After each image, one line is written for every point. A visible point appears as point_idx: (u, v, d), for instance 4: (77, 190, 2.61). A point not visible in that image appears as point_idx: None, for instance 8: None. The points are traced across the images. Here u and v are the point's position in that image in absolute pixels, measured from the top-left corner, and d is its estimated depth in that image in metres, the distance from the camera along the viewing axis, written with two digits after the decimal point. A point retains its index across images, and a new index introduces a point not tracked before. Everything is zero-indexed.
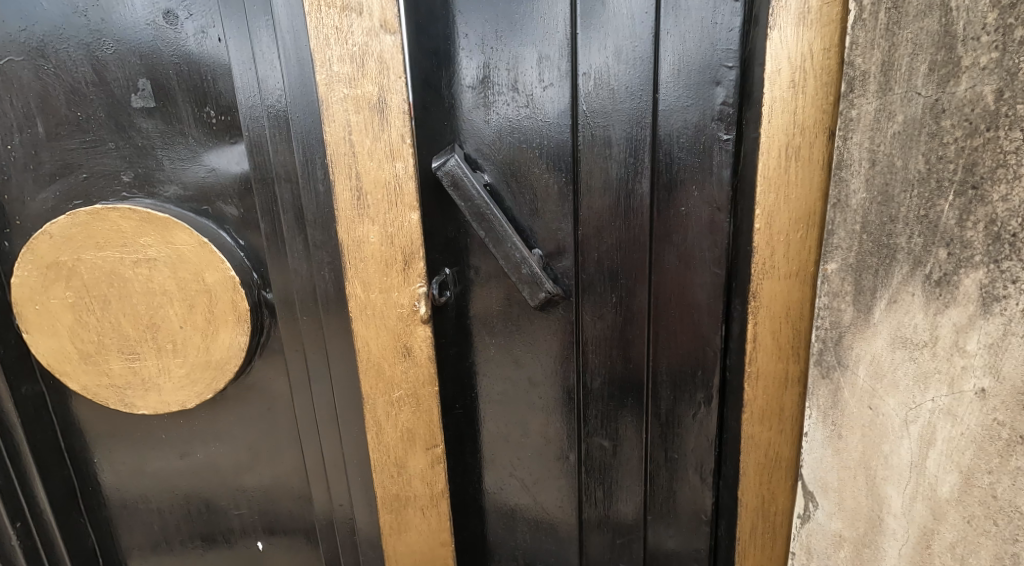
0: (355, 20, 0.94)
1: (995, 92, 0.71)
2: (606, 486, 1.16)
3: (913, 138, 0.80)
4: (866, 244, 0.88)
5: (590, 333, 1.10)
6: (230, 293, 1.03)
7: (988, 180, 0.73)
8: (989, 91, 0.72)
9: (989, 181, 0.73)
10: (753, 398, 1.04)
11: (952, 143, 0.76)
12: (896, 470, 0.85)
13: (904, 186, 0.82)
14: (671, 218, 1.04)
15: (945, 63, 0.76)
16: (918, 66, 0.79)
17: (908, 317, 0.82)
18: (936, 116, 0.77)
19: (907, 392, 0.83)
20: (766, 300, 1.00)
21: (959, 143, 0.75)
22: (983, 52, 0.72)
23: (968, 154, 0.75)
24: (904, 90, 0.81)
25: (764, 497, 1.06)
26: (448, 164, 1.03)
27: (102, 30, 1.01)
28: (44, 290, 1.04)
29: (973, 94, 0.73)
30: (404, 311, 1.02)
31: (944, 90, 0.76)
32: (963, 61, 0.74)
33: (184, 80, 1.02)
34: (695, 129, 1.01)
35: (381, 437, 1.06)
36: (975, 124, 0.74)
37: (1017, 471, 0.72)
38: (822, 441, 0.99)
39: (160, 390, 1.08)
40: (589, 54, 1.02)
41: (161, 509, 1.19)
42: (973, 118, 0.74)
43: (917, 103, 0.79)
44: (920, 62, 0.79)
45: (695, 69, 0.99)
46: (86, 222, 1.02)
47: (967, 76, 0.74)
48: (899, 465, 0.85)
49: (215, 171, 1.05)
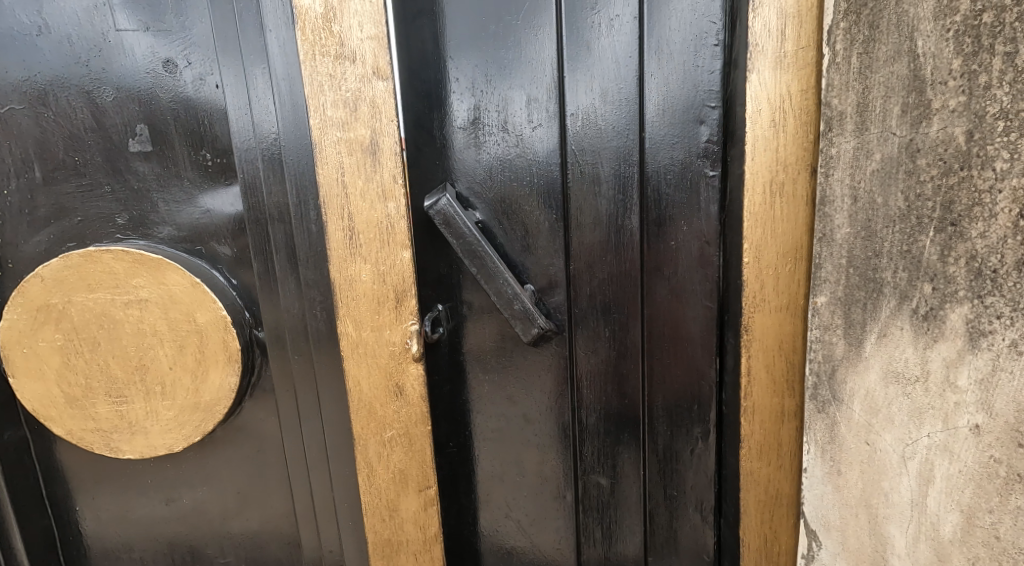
0: (349, 68, 0.97)
1: (966, 133, 0.74)
2: (605, 526, 1.13)
3: (892, 176, 0.82)
4: (854, 278, 0.89)
5: (584, 369, 1.09)
6: (222, 333, 1.03)
7: (966, 218, 0.74)
8: (960, 132, 0.74)
9: (967, 219, 0.74)
10: (750, 433, 1.03)
11: (929, 181, 0.78)
12: (897, 509, 0.84)
13: (886, 223, 0.83)
14: (661, 252, 1.05)
15: (917, 105, 0.78)
16: (892, 108, 0.81)
17: (898, 351, 0.82)
18: (911, 155, 0.79)
19: (903, 427, 0.82)
20: (759, 333, 1.01)
21: (935, 181, 0.77)
22: (951, 96, 0.75)
23: (946, 192, 0.76)
24: (880, 130, 0.83)
25: (766, 536, 1.04)
26: (439, 203, 1.04)
27: (103, 78, 1.04)
28: (33, 333, 1.03)
29: (946, 134, 0.76)
30: (396, 349, 1.01)
31: (918, 130, 0.79)
32: (934, 103, 0.77)
33: (181, 125, 1.04)
34: (682, 166, 1.03)
35: (373, 479, 1.04)
36: (949, 163, 0.75)
37: (1018, 510, 0.71)
38: (822, 477, 0.97)
39: (147, 433, 1.06)
40: (576, 95, 1.05)
41: (143, 559, 1.15)
42: (947, 158, 0.76)
43: (893, 142, 0.82)
44: (894, 104, 0.81)
45: (679, 108, 1.02)
46: (79, 264, 1.02)
47: (938, 118, 0.76)
48: (900, 504, 0.83)
49: (210, 213, 1.06)
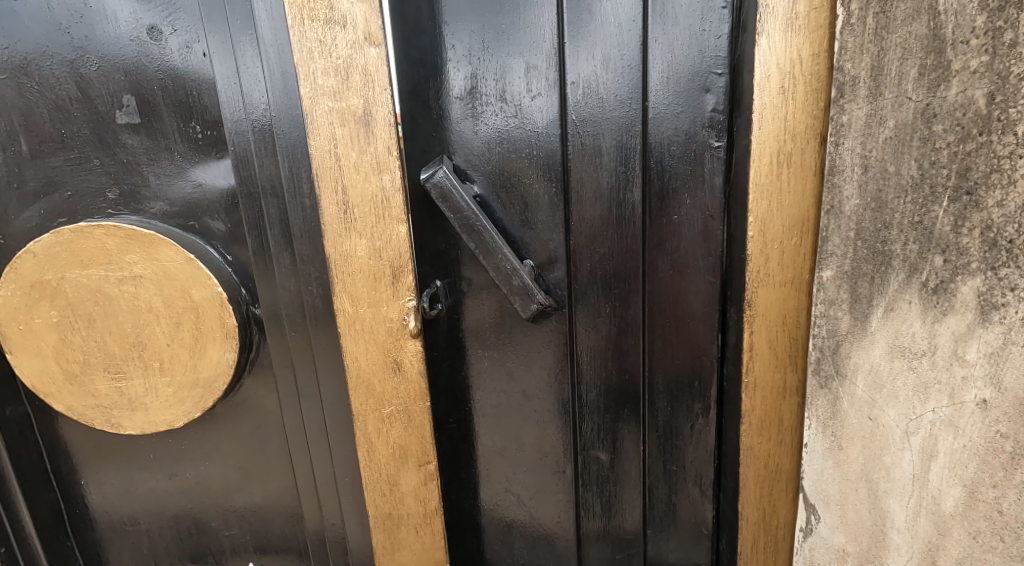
0: (339, 33, 0.93)
1: (987, 95, 0.71)
2: (605, 499, 1.14)
3: (905, 143, 0.80)
4: (862, 251, 0.87)
5: (585, 344, 1.08)
6: (218, 309, 1.02)
7: (982, 185, 0.72)
8: (980, 94, 0.72)
9: (984, 187, 0.72)
10: (751, 408, 1.02)
11: (944, 148, 0.76)
12: (898, 483, 0.83)
13: (897, 192, 0.81)
14: (664, 226, 1.03)
15: (935, 67, 0.76)
16: (908, 70, 0.79)
17: (905, 326, 0.81)
18: (927, 120, 0.77)
19: (907, 402, 0.81)
20: (762, 309, 0.99)
21: (951, 148, 0.75)
22: (973, 56, 0.72)
23: (962, 159, 0.74)
24: (895, 95, 0.80)
25: (765, 510, 1.04)
26: (436, 176, 1.02)
27: (86, 47, 1.00)
28: (28, 309, 1.02)
29: (965, 98, 0.73)
30: (393, 325, 1.00)
31: (935, 94, 0.76)
32: (953, 64, 0.74)
33: (169, 96, 1.01)
34: (686, 137, 1.00)
35: (373, 454, 1.04)
36: (967, 128, 0.73)
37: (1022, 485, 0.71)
38: (822, 453, 0.97)
39: (147, 409, 1.06)
40: (577, 62, 1.01)
41: (149, 531, 1.16)
42: (965, 123, 0.73)
43: (908, 107, 0.79)
44: (910, 66, 0.78)
45: (684, 76, 0.99)
46: (71, 240, 1.00)
47: (958, 80, 0.74)
48: (902, 479, 0.83)
49: (202, 187, 1.04)
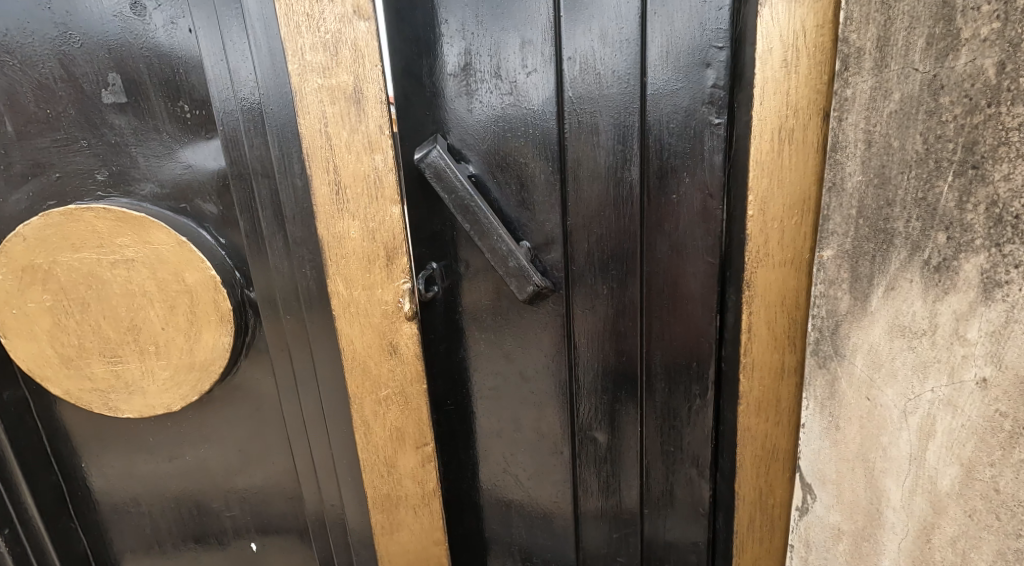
0: (327, 7, 0.90)
1: (996, 64, 0.69)
2: (603, 479, 1.14)
3: (910, 117, 0.78)
4: (863, 230, 0.86)
5: (582, 326, 1.08)
6: (212, 293, 1.01)
7: (989, 159, 0.71)
8: (990, 64, 0.70)
9: (990, 161, 0.71)
10: (749, 389, 1.02)
11: (951, 121, 0.74)
12: (895, 462, 0.84)
13: (901, 168, 0.80)
14: (662, 206, 1.02)
15: (944, 35, 0.74)
16: (916, 40, 0.77)
17: (906, 304, 0.81)
18: (934, 92, 0.76)
19: (906, 381, 0.81)
20: (761, 290, 0.98)
21: (958, 121, 0.73)
22: (984, 23, 0.70)
23: (969, 132, 0.73)
24: (901, 66, 0.79)
25: (762, 489, 1.04)
26: (430, 156, 1.00)
27: (68, 23, 0.97)
28: (20, 293, 1.02)
29: (974, 67, 0.71)
30: (388, 308, 0.99)
31: (943, 64, 0.74)
32: (963, 33, 0.72)
33: (155, 74, 0.99)
34: (686, 114, 0.99)
35: (371, 437, 1.04)
36: (976, 100, 0.71)
37: (1020, 464, 0.70)
38: (820, 433, 0.97)
39: (144, 393, 1.06)
40: (574, 37, 0.99)
41: (152, 512, 1.17)
42: (973, 94, 0.72)
43: (915, 79, 0.77)
44: (918, 36, 0.77)
45: (684, 51, 0.97)
46: (60, 223, 0.99)
47: (967, 49, 0.72)
48: (898, 458, 0.83)
49: (192, 168, 1.02)
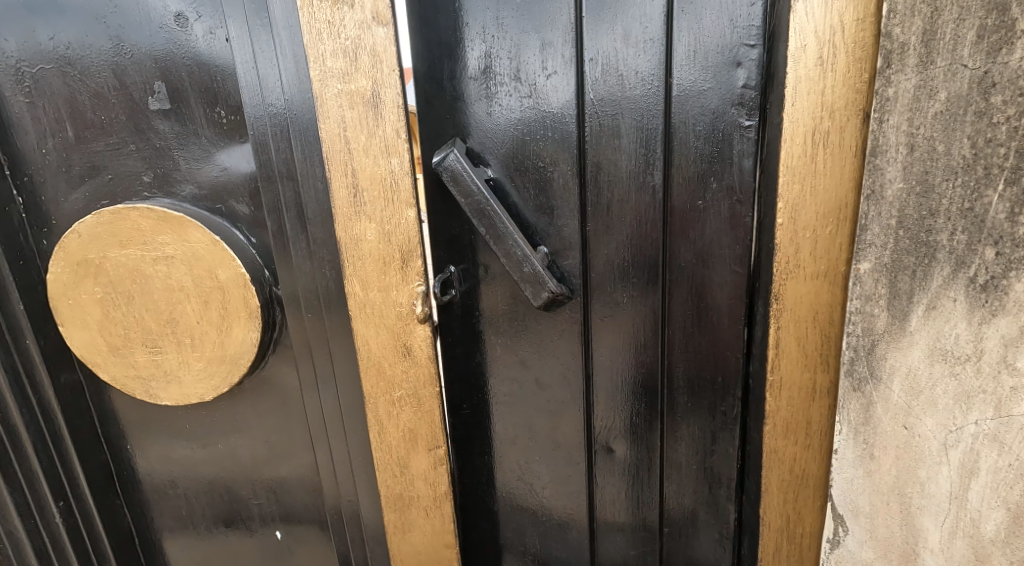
0: (347, 13, 0.92)
1: None
2: (621, 492, 1.11)
3: (958, 118, 0.72)
4: (902, 242, 0.80)
5: (601, 335, 1.05)
6: (242, 290, 1.06)
7: None
8: None
9: None
10: (776, 409, 0.96)
11: (1003, 123, 0.68)
12: (934, 500, 0.77)
13: (946, 175, 0.74)
14: (688, 213, 0.98)
15: (997, 27, 0.67)
16: (965, 33, 0.70)
17: (948, 326, 0.74)
18: (984, 91, 0.69)
19: (947, 412, 0.75)
20: (790, 303, 0.93)
21: (1011, 123, 0.67)
22: None
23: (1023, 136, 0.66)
24: (948, 63, 0.73)
25: (789, 517, 0.99)
26: (447, 159, 0.99)
27: (121, 35, 1.04)
28: (76, 286, 1.09)
29: None
30: (402, 310, 1.00)
31: (995, 60, 0.68)
32: (1019, 24, 0.65)
33: (196, 82, 1.04)
34: (714, 116, 0.95)
35: (384, 436, 1.05)
36: None
37: None
38: (853, 460, 0.91)
39: (181, 382, 1.11)
40: (597, 39, 0.96)
41: (187, 495, 1.24)
42: None
43: (963, 77, 0.71)
44: (967, 28, 0.70)
45: (712, 50, 0.93)
46: (110, 221, 1.06)
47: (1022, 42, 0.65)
48: (938, 495, 0.77)
49: (227, 170, 1.07)
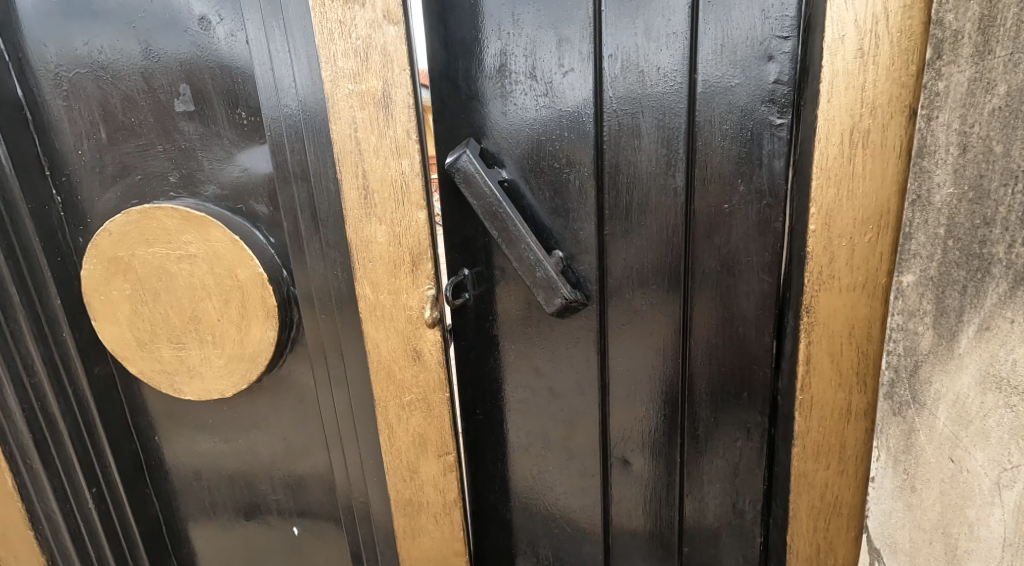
0: (358, 12, 0.91)
1: None
2: (637, 508, 1.06)
3: (1020, 115, 0.63)
4: (952, 253, 0.72)
5: (618, 344, 1.01)
6: (260, 290, 1.06)
7: None
8: None
9: None
10: (806, 431, 0.89)
11: None
12: (984, 545, 0.69)
13: (1004, 179, 0.65)
14: (712, 216, 0.92)
15: None
16: None
17: (1003, 351, 0.66)
18: None
19: (1001, 447, 0.66)
20: (823, 316, 0.85)
21: None
22: None
23: None
24: (1009, 52, 0.64)
25: (820, 547, 0.91)
26: (460, 160, 0.96)
27: (149, 39, 1.06)
28: (107, 282, 1.13)
29: None
30: (412, 314, 0.99)
31: None
32: None
33: (218, 84, 1.06)
34: (743, 114, 0.88)
35: (394, 440, 1.04)
36: None
37: None
38: (892, 491, 0.83)
39: (203, 378, 1.13)
40: (617, 33, 0.91)
41: (210, 487, 1.27)
42: None
43: None
44: None
45: (741, 43, 0.86)
46: (138, 221, 1.08)
47: None
48: (989, 540, 0.68)
49: (247, 171, 1.08)
